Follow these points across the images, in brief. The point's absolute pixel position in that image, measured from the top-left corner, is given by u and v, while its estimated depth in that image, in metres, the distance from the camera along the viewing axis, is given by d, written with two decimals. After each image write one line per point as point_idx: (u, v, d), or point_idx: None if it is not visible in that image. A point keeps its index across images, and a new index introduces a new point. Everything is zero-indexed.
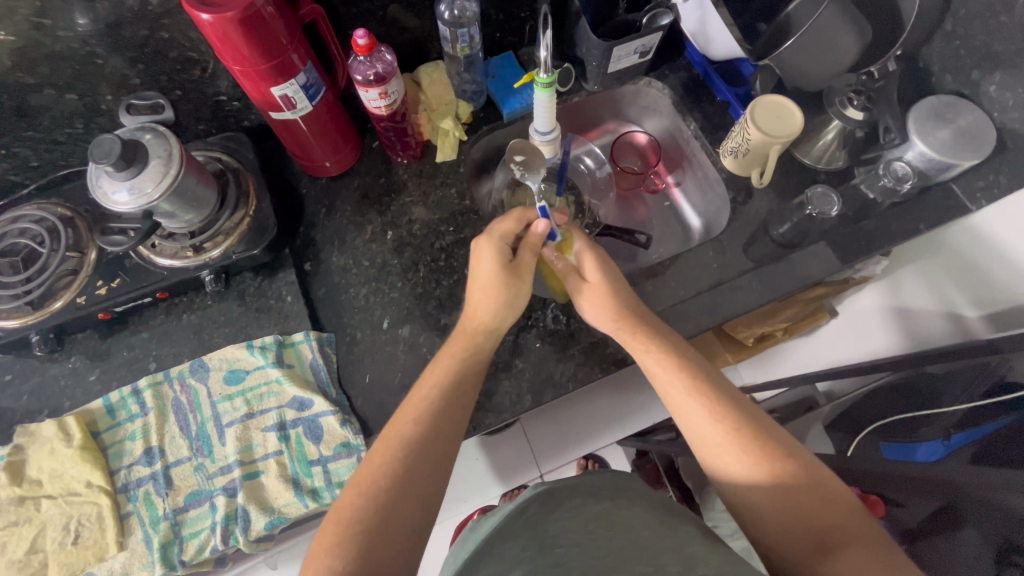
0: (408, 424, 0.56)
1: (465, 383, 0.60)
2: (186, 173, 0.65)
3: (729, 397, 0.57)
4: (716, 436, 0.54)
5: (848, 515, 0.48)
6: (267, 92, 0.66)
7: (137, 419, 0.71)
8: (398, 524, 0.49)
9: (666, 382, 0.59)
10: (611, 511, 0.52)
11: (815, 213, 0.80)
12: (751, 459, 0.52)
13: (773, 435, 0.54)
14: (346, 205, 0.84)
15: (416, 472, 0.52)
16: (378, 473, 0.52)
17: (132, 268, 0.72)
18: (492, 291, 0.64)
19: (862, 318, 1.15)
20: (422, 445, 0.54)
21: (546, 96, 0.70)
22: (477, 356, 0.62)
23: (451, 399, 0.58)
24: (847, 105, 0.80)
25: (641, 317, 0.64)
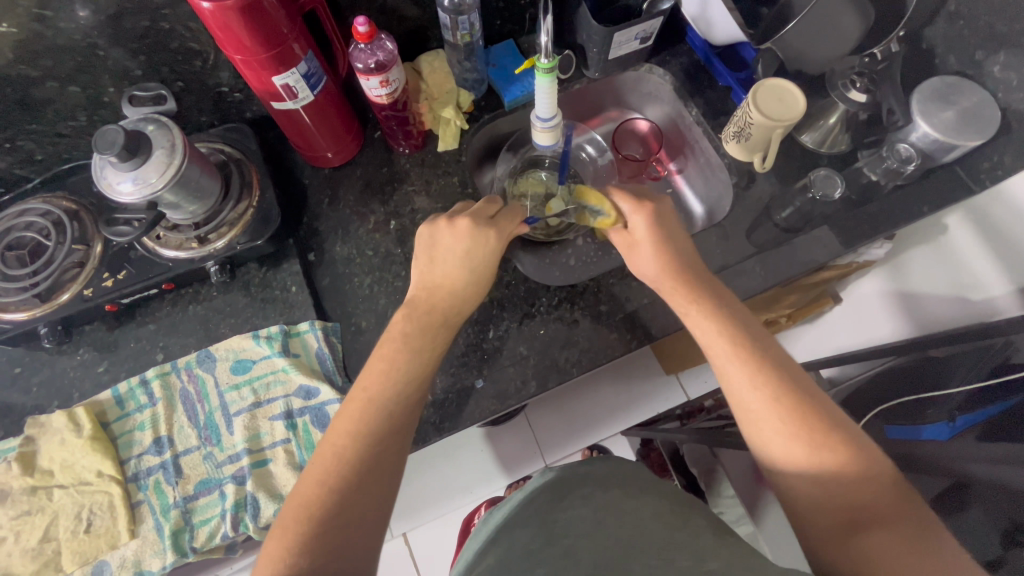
0: (371, 413, 0.55)
1: (425, 375, 0.59)
2: (189, 164, 0.65)
3: (786, 371, 0.54)
4: (761, 409, 0.52)
5: (887, 496, 0.48)
6: (268, 81, 0.66)
7: (146, 410, 0.72)
8: (354, 521, 0.49)
9: (713, 353, 0.57)
10: (618, 502, 0.53)
11: (817, 195, 0.81)
12: (791, 432, 0.50)
13: (827, 414, 0.51)
14: (349, 195, 0.85)
15: (369, 465, 0.52)
16: (339, 466, 0.52)
17: (137, 259, 0.73)
18: (462, 271, 0.63)
19: (862, 304, 1.16)
20: (380, 439, 0.53)
21: (547, 81, 0.70)
22: (439, 339, 0.61)
23: (413, 385, 0.57)
24: (849, 88, 0.79)
25: (695, 279, 0.61)
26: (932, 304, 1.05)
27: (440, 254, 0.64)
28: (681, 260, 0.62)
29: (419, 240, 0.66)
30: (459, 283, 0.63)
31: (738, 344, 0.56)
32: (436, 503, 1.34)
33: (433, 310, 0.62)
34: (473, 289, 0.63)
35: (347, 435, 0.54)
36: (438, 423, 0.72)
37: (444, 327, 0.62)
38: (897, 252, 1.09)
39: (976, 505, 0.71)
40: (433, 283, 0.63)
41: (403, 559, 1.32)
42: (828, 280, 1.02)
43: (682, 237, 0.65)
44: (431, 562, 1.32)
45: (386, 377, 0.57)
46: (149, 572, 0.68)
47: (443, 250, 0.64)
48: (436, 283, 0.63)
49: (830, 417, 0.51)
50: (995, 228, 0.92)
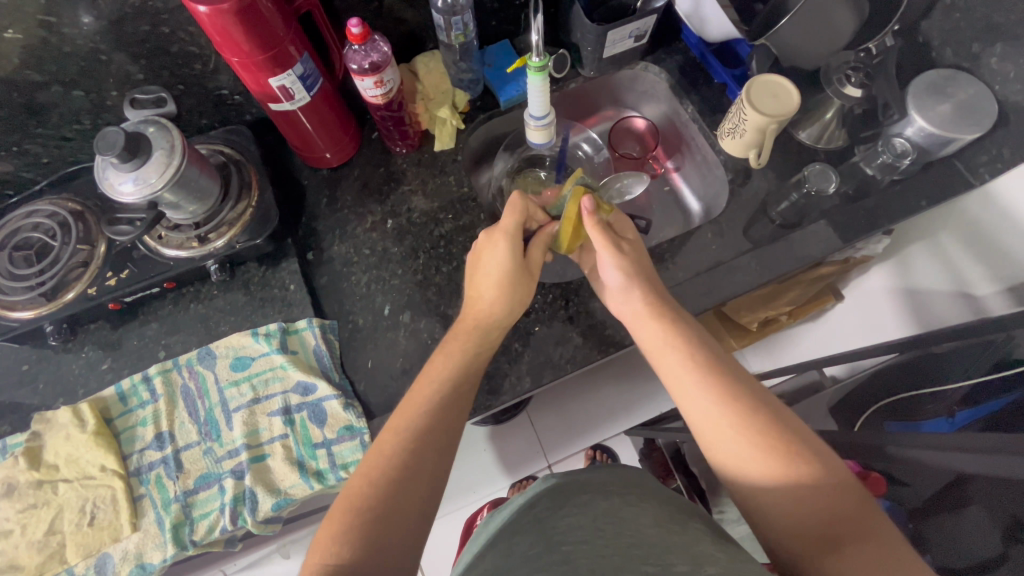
0: (414, 415, 0.55)
1: (469, 378, 0.61)
2: (189, 165, 0.67)
3: (739, 387, 0.55)
4: (718, 423, 0.53)
5: (852, 508, 0.46)
6: (265, 83, 0.67)
7: (148, 406, 0.74)
8: (400, 512, 0.48)
9: (672, 373, 0.58)
10: (617, 510, 0.54)
11: (812, 190, 0.81)
12: (751, 448, 0.51)
13: (784, 422, 0.52)
14: (347, 195, 0.86)
15: (414, 466, 0.51)
16: (387, 459, 0.51)
17: (140, 259, 0.74)
18: (499, 291, 0.66)
19: (869, 299, 1.14)
20: (427, 434, 0.54)
21: (539, 79, 0.70)
22: (483, 351, 0.64)
23: (457, 383, 0.59)
24: (845, 83, 0.79)
25: (658, 300, 0.64)
26: (935, 306, 1.02)
27: (479, 268, 0.68)
28: (638, 278, 0.66)
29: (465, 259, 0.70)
30: (499, 299, 0.66)
31: (698, 360, 0.57)
32: (439, 503, 1.35)
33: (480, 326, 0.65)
34: (512, 301, 0.66)
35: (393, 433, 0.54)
36: None
37: (483, 339, 0.64)
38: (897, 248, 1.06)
39: (978, 502, 0.70)
40: (471, 301, 0.67)
41: None
42: (828, 276, 1.02)
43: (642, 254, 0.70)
44: (435, 561, 1.33)
45: (431, 384, 0.58)
46: (151, 565, 0.69)
47: (485, 266, 0.67)
48: (475, 300, 0.66)
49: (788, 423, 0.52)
50: (983, 227, 0.89)
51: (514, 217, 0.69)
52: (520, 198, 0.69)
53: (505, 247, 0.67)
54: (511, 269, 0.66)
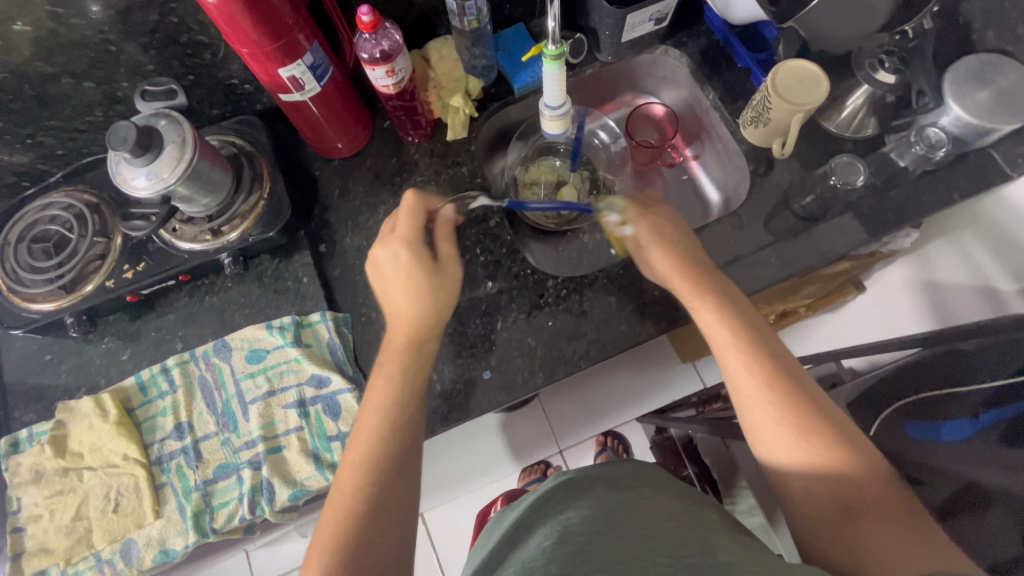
0: (364, 447, 0.56)
1: (409, 396, 0.60)
2: (200, 158, 0.67)
3: (778, 360, 0.59)
4: (756, 392, 0.57)
5: (876, 485, 0.51)
6: (275, 74, 0.66)
7: (167, 397, 0.75)
8: (374, 544, 0.50)
9: (716, 343, 0.61)
10: (633, 501, 0.55)
11: (839, 183, 0.78)
12: (783, 416, 0.55)
13: (818, 403, 0.56)
14: (359, 186, 0.85)
15: (381, 495, 0.53)
16: (350, 497, 0.53)
17: (155, 251, 0.75)
18: (412, 300, 0.63)
19: (882, 293, 1.13)
20: (379, 465, 0.55)
21: (555, 68, 0.67)
22: (417, 364, 0.62)
23: (398, 408, 0.59)
24: (877, 67, 0.75)
25: (702, 276, 0.65)
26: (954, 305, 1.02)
27: (387, 286, 0.65)
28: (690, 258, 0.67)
29: (369, 275, 0.67)
30: (414, 308, 0.63)
31: (742, 333, 0.60)
32: (452, 487, 1.37)
33: (407, 337, 0.63)
34: (424, 306, 0.64)
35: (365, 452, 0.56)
36: (445, 414, 0.73)
37: (414, 353, 0.62)
38: (921, 243, 1.05)
39: (998, 506, 0.68)
40: (391, 318, 0.65)
41: (420, 537, 1.36)
42: (851, 269, 0.98)
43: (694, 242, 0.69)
44: (448, 542, 1.36)
45: (374, 409, 0.59)
46: (174, 550, 0.70)
47: (392, 282, 0.64)
48: (393, 314, 0.65)
49: (827, 410, 0.55)
50: (1002, 228, 0.92)
51: (410, 222, 0.67)
52: (416, 197, 0.68)
53: (405, 254, 0.64)
54: (416, 281, 0.64)
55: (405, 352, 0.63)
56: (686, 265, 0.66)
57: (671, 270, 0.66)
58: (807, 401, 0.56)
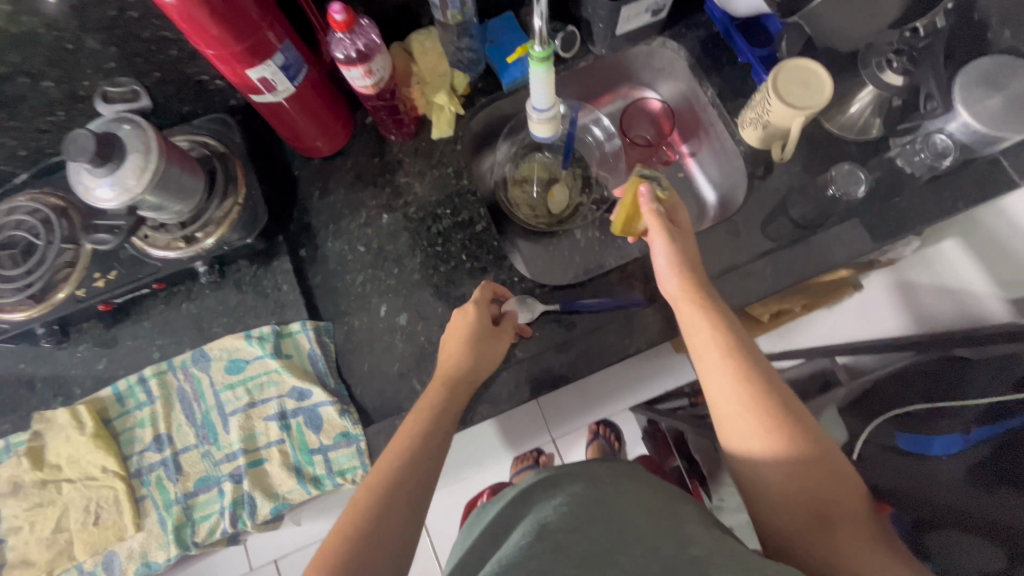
0: (387, 470, 0.56)
1: (440, 439, 0.59)
2: (168, 164, 0.63)
3: (766, 372, 0.55)
4: (741, 402, 0.54)
5: (849, 499, 0.51)
6: (243, 75, 0.62)
7: (145, 408, 0.73)
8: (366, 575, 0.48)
9: (702, 351, 0.58)
10: (609, 496, 0.54)
11: (838, 193, 0.75)
12: (767, 431, 0.52)
13: (801, 418, 0.53)
14: (341, 187, 0.82)
15: (388, 526, 0.52)
16: (358, 517, 0.52)
17: (127, 259, 0.72)
18: (466, 349, 0.65)
19: (864, 298, 1.09)
20: (394, 495, 0.54)
21: (542, 70, 0.63)
22: (454, 412, 0.62)
23: (431, 449, 0.58)
24: (884, 68, 0.71)
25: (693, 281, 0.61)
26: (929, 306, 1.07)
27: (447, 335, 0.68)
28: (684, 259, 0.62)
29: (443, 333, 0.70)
30: (467, 361, 0.65)
31: (730, 341, 0.57)
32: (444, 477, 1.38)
33: (449, 382, 0.64)
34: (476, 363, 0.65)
35: (377, 470, 0.56)
36: None
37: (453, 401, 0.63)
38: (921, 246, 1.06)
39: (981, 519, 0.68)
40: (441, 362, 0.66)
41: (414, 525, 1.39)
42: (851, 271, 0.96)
43: (692, 241, 0.65)
44: (440, 530, 1.38)
45: (406, 439, 0.58)
46: (156, 563, 0.71)
47: (451, 330, 0.68)
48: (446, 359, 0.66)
49: (810, 426, 0.53)
50: (996, 237, 1.04)
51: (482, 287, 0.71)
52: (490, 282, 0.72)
53: (472, 310, 0.68)
54: (475, 337, 0.66)
55: (437, 384, 0.64)
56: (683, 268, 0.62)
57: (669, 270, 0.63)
58: (787, 413, 0.53)
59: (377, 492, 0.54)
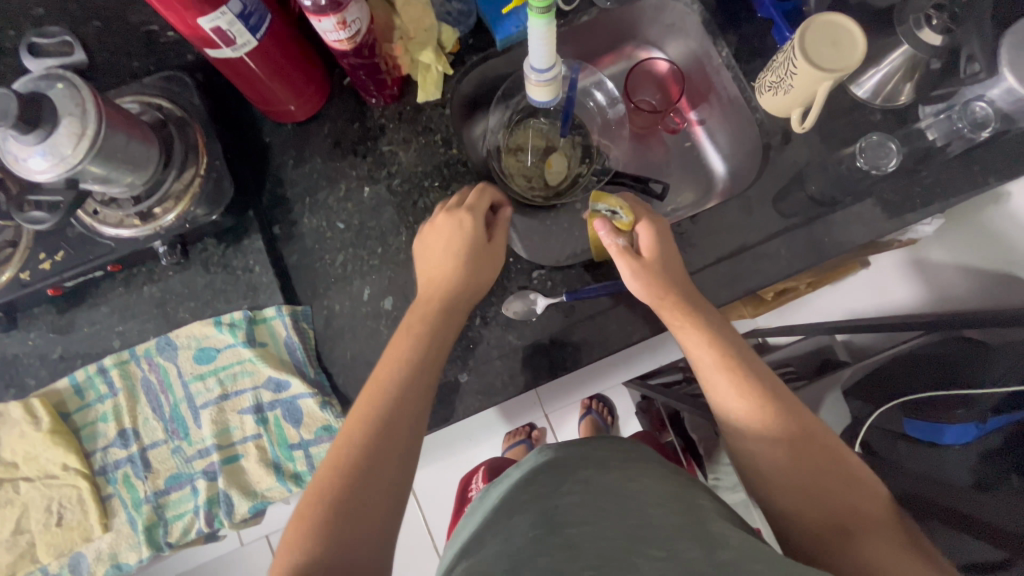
0: (379, 397, 0.53)
1: (432, 359, 0.57)
2: (110, 130, 0.54)
3: (765, 382, 0.56)
4: (745, 415, 0.55)
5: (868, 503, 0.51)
6: (195, 25, 0.53)
7: (107, 401, 0.68)
8: (363, 505, 0.47)
9: (702, 368, 0.58)
10: (620, 484, 0.49)
11: (865, 165, 0.67)
12: (772, 440, 0.53)
13: (807, 425, 0.54)
14: (316, 156, 0.74)
15: (383, 451, 0.50)
16: (353, 450, 0.50)
17: (75, 238, 0.64)
18: (458, 265, 0.62)
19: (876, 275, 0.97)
20: (388, 423, 0.52)
21: (543, 23, 0.55)
22: (446, 331, 0.60)
23: (423, 369, 0.56)
24: (922, 25, 0.63)
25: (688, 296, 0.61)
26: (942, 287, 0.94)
27: (433, 252, 0.64)
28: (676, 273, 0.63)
29: (416, 243, 0.66)
30: (459, 277, 0.62)
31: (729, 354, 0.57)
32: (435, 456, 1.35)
33: (435, 302, 0.61)
34: (468, 278, 0.62)
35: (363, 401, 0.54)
36: None
37: (445, 320, 0.60)
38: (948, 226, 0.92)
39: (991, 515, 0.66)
40: (430, 278, 0.63)
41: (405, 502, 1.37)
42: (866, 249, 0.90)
43: (674, 255, 0.64)
44: (432, 508, 1.37)
45: (397, 362, 0.56)
46: (127, 564, 0.68)
47: (441, 246, 0.63)
48: (434, 274, 0.63)
49: (815, 431, 0.54)
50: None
51: (477, 197, 0.66)
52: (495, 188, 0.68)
53: (466, 220, 0.63)
54: (468, 252, 0.62)
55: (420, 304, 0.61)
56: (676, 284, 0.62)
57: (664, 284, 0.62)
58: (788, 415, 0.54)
59: (364, 421, 0.52)
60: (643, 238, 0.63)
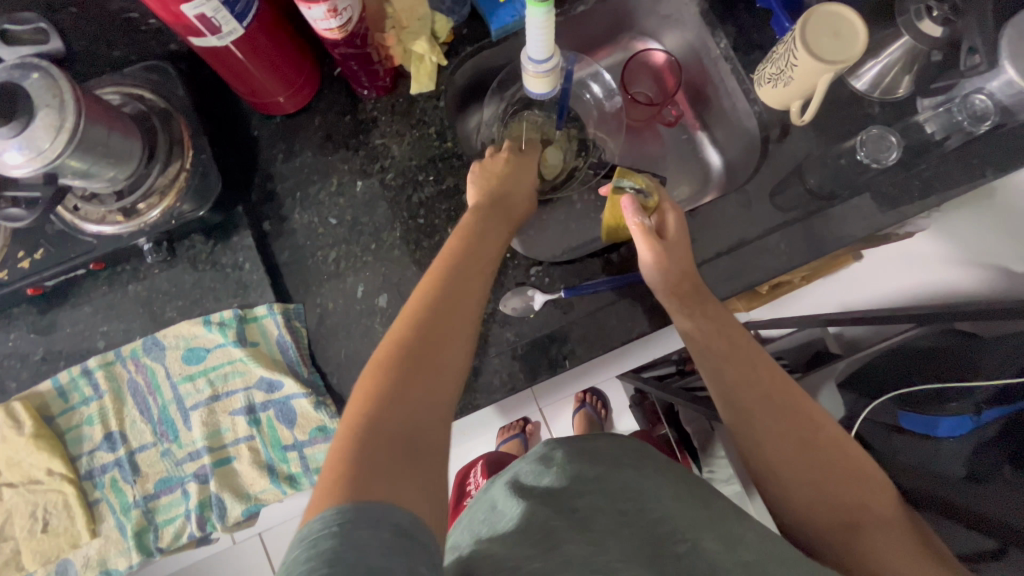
0: (443, 271, 0.53)
1: (494, 246, 0.58)
2: (90, 124, 0.52)
3: (770, 376, 0.57)
4: (750, 407, 0.56)
5: (873, 499, 0.52)
6: (178, 12, 0.50)
7: (93, 403, 0.66)
8: (431, 356, 0.45)
9: (709, 361, 0.59)
10: (636, 483, 0.48)
11: (867, 158, 0.67)
12: (778, 432, 0.54)
13: (809, 417, 0.55)
14: (307, 149, 0.71)
15: (452, 310, 0.49)
16: (419, 309, 0.48)
17: (55, 235, 0.61)
18: (514, 185, 0.68)
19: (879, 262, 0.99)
20: (455, 286, 0.51)
21: (541, 12, 0.54)
22: (505, 222, 0.63)
23: (485, 252, 0.57)
24: (923, 15, 0.63)
25: (695, 291, 0.62)
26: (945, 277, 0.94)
27: (489, 173, 0.68)
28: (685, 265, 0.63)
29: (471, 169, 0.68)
30: (518, 192, 0.67)
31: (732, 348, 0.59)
32: None
33: (494, 203, 0.64)
34: (523, 194, 0.68)
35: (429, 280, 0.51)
36: None
37: (502, 216, 0.63)
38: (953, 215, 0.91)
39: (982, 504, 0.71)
40: (485, 189, 0.65)
41: None
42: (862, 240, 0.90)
43: (685, 246, 0.64)
44: None
45: (460, 244, 0.56)
46: (116, 570, 0.68)
47: (496, 172, 0.68)
48: (492, 184, 0.66)
49: (819, 426, 0.55)
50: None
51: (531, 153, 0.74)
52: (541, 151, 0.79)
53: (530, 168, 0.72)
54: (524, 181, 0.69)
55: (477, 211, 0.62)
56: (684, 280, 0.62)
57: (669, 278, 0.62)
58: (798, 412, 0.55)
59: (431, 298, 0.49)
60: (670, 222, 0.64)
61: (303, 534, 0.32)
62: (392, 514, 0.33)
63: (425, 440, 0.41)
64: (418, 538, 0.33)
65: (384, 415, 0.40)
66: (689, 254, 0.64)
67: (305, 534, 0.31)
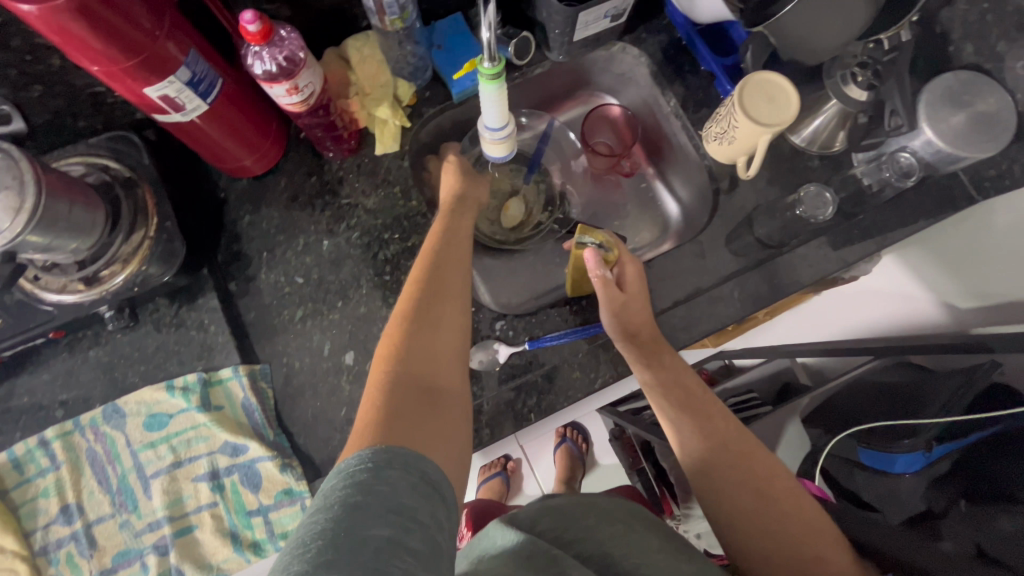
0: (424, 263, 0.58)
1: (464, 239, 0.63)
2: (51, 200, 0.53)
3: (725, 426, 0.61)
4: (708, 453, 0.59)
5: (831, 552, 0.53)
6: (141, 94, 0.52)
7: (48, 475, 0.65)
8: (433, 319, 0.52)
9: (667, 408, 0.63)
10: (622, 537, 0.48)
11: (805, 214, 0.72)
12: (734, 481, 0.57)
13: (765, 468, 0.57)
14: (273, 210, 0.73)
15: (448, 284, 0.55)
16: (416, 287, 0.54)
17: (14, 306, 0.61)
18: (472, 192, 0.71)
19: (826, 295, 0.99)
20: (444, 265, 0.57)
21: (493, 88, 0.57)
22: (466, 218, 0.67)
23: (459, 243, 0.61)
24: (848, 81, 0.68)
25: (656, 340, 0.65)
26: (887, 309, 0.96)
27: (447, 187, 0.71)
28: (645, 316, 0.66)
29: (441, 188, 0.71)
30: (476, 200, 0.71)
31: (688, 398, 0.63)
32: None
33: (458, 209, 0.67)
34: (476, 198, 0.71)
35: (424, 266, 0.57)
36: None
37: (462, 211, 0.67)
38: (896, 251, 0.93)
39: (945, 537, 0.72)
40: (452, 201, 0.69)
41: None
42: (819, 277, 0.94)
43: (643, 296, 0.66)
44: None
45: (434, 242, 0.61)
46: None
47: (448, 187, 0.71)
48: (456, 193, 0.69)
49: (774, 476, 0.57)
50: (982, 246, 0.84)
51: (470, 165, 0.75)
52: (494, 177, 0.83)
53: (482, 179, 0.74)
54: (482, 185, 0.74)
55: (447, 209, 0.66)
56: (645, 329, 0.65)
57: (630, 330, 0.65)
58: (751, 461, 0.58)
59: (432, 281, 0.55)
60: (629, 271, 0.66)
61: (340, 468, 0.37)
62: (419, 462, 0.38)
63: (442, 406, 0.46)
64: (440, 490, 0.38)
65: (400, 368, 0.47)
66: (649, 307, 0.66)
67: (341, 469, 0.36)
